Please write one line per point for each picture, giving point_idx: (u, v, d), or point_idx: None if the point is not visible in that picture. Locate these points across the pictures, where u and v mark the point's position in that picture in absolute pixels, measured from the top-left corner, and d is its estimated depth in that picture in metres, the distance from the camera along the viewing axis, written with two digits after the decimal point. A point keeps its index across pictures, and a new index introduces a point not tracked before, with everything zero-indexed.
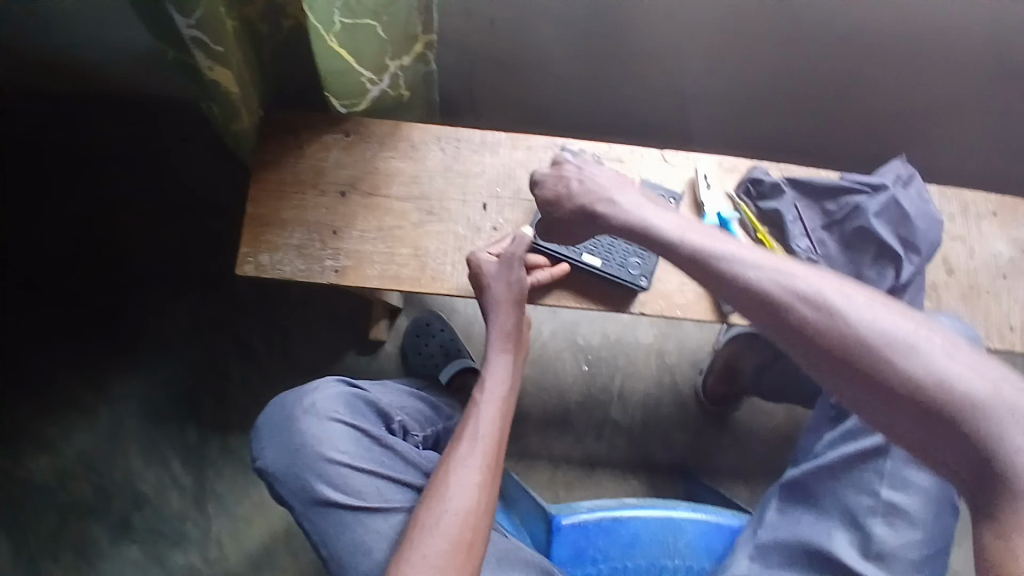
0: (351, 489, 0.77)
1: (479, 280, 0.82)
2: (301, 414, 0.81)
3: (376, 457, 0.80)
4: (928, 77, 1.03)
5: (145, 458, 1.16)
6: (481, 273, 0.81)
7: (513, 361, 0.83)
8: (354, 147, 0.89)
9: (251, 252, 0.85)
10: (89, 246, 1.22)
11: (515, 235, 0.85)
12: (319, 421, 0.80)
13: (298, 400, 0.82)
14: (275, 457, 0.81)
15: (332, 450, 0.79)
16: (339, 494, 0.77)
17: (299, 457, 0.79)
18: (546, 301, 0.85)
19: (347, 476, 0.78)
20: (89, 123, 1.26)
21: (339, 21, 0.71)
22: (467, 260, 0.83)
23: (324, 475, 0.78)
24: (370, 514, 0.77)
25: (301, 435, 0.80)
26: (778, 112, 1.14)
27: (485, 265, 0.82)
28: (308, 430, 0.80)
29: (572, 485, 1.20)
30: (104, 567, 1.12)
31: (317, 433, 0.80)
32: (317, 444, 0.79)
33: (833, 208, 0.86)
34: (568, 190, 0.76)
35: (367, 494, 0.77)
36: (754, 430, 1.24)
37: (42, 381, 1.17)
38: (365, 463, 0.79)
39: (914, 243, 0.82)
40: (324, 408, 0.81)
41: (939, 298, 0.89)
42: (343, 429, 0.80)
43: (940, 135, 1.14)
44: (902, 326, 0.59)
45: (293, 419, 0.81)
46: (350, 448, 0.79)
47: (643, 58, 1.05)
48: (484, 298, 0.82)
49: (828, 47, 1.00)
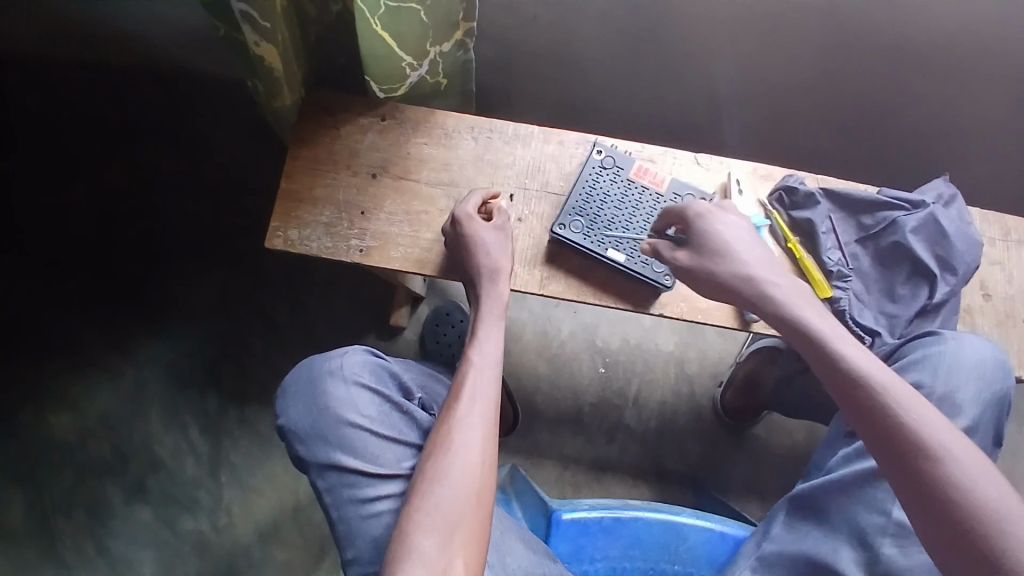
0: (367, 454, 0.78)
1: (470, 248, 0.81)
2: (327, 376, 0.82)
3: (395, 424, 0.81)
4: (976, 92, 1.00)
5: (165, 423, 1.19)
6: (479, 241, 0.80)
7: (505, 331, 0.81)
8: (388, 132, 0.90)
9: (280, 227, 0.87)
10: (128, 214, 1.26)
11: (484, 194, 0.84)
12: (345, 385, 0.81)
13: (325, 363, 0.82)
14: (299, 415, 0.81)
15: (355, 414, 0.80)
16: (356, 458, 0.78)
17: (321, 417, 0.80)
18: (542, 285, 0.84)
19: (365, 441, 0.79)
20: (132, 97, 1.29)
21: (384, 4, 0.73)
22: (461, 225, 0.81)
23: (345, 437, 0.79)
24: (384, 481, 0.78)
25: (327, 397, 0.81)
26: (816, 124, 1.12)
27: (480, 233, 0.81)
28: (333, 392, 0.81)
29: (580, 487, 1.19)
30: (118, 525, 1.15)
31: (342, 396, 0.80)
32: (340, 406, 0.80)
33: (869, 222, 0.82)
34: (738, 257, 0.73)
35: (383, 460, 0.78)
36: (770, 446, 1.21)
37: (74, 341, 1.21)
38: (383, 429, 0.80)
39: (951, 264, 0.79)
40: (350, 371, 0.82)
41: (972, 322, 0.86)
42: (366, 395, 0.81)
43: (983, 157, 1.11)
44: (1004, 497, 0.57)
45: (320, 379, 0.82)
46: (372, 414, 0.80)
47: (682, 60, 1.04)
48: (482, 267, 0.81)
49: (872, 57, 0.98)
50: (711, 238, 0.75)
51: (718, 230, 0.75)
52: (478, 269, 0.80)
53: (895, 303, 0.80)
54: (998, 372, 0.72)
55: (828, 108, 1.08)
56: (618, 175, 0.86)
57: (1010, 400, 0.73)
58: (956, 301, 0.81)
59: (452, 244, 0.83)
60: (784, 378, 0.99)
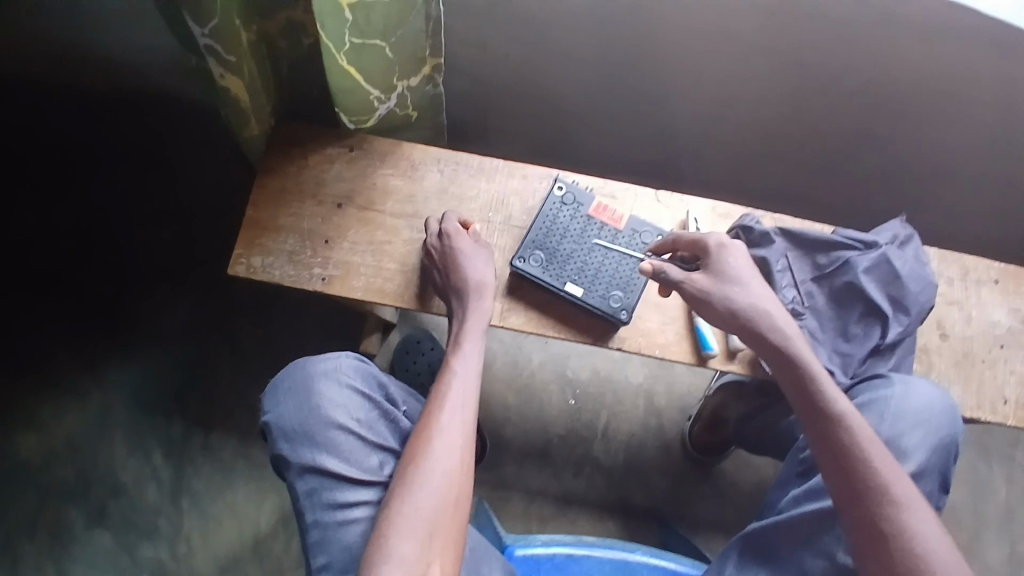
0: (353, 459, 0.77)
1: (457, 262, 0.81)
2: (320, 376, 0.80)
3: (380, 432, 0.80)
4: (935, 136, 1.03)
5: (129, 447, 1.18)
6: (461, 258, 0.81)
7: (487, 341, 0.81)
8: (355, 163, 0.92)
9: (244, 254, 0.87)
10: (103, 236, 1.27)
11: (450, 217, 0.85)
12: (337, 387, 0.80)
13: (319, 362, 0.81)
14: (287, 412, 0.79)
15: (344, 417, 0.78)
16: (341, 461, 0.76)
17: (310, 417, 0.78)
18: (502, 316, 0.84)
19: (352, 446, 0.77)
20: (114, 120, 1.31)
21: (349, 41, 0.75)
22: (444, 244, 0.83)
23: (331, 441, 0.77)
24: (365, 487, 0.76)
25: (318, 397, 0.79)
26: (783, 163, 1.14)
27: (462, 250, 0.82)
28: (325, 393, 0.79)
29: (546, 521, 1.17)
30: (76, 550, 1.13)
31: (334, 398, 0.79)
32: (331, 408, 0.78)
33: (824, 261, 0.84)
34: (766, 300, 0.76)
35: (367, 466, 0.77)
36: (738, 483, 1.21)
37: (41, 361, 1.20)
38: (371, 435, 0.79)
39: (904, 304, 0.80)
40: (343, 374, 0.81)
41: (930, 362, 0.86)
42: (358, 400, 0.80)
43: (944, 199, 1.14)
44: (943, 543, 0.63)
45: (312, 379, 0.80)
46: (361, 418, 0.79)
47: (651, 99, 1.07)
48: (465, 281, 0.81)
49: (834, 99, 1.00)
50: (731, 270, 0.77)
51: (738, 263, 0.77)
52: (462, 284, 0.80)
53: (849, 342, 0.80)
54: (946, 419, 0.75)
55: (795, 147, 1.10)
56: (577, 211, 0.88)
57: (957, 446, 0.76)
58: (911, 341, 0.81)
59: (436, 259, 0.83)
60: (747, 413, 1.00)
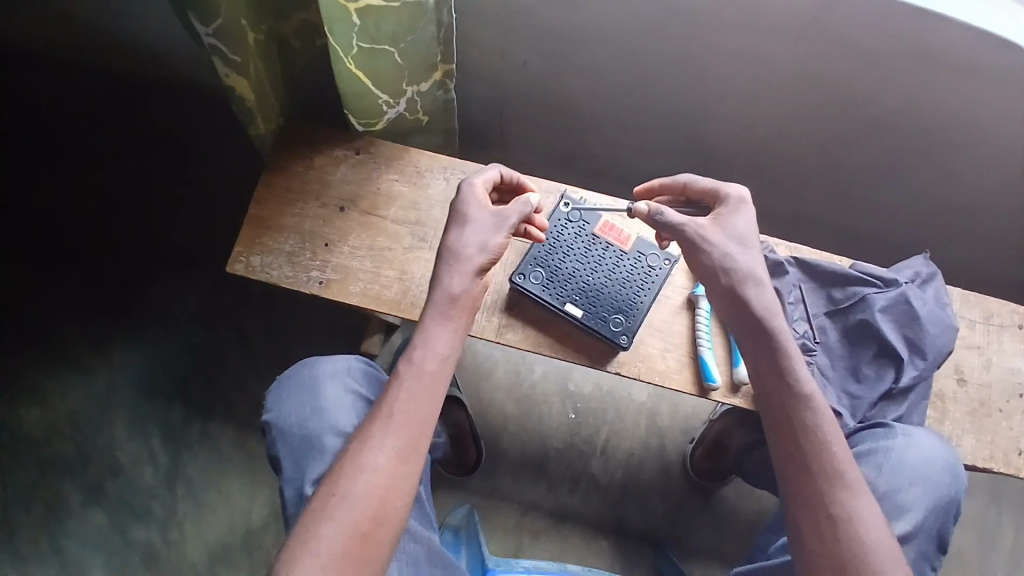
0: None
1: (457, 222, 0.75)
2: (324, 378, 0.80)
3: None
4: (968, 172, 0.98)
5: (129, 428, 1.19)
6: (464, 217, 0.75)
7: (455, 331, 0.73)
8: (361, 166, 0.90)
9: (243, 252, 0.86)
10: (117, 217, 1.28)
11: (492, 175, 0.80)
12: (340, 390, 0.80)
13: (327, 363, 0.82)
14: (287, 414, 0.78)
15: (343, 420, 0.77)
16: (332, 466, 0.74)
17: (309, 418, 0.77)
18: (494, 331, 0.81)
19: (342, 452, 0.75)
20: (136, 103, 1.31)
21: (357, 45, 0.73)
22: (460, 194, 0.77)
23: (326, 444, 0.75)
24: None
25: (320, 398, 0.79)
26: (806, 187, 1.10)
27: (470, 209, 0.75)
28: (328, 394, 0.79)
29: (537, 535, 1.15)
30: (71, 526, 1.14)
31: (335, 400, 0.79)
32: (330, 411, 0.77)
33: (839, 296, 0.80)
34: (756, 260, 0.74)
35: None
36: (738, 511, 1.18)
37: (49, 337, 1.21)
38: None
39: (921, 348, 0.76)
40: (348, 378, 0.81)
41: (944, 408, 0.82)
42: (359, 404, 0.80)
43: (974, 235, 1.08)
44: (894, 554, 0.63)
45: (316, 380, 0.80)
46: (359, 424, 0.78)
47: (671, 115, 1.03)
48: (443, 253, 0.74)
49: (864, 126, 0.96)
50: (738, 227, 0.74)
51: (747, 223, 0.74)
52: (446, 252, 0.74)
53: (859, 383, 0.77)
54: (947, 477, 0.72)
55: (819, 172, 1.06)
56: (582, 229, 0.86)
57: (958, 505, 0.72)
58: (925, 386, 0.78)
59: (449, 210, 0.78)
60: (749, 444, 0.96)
